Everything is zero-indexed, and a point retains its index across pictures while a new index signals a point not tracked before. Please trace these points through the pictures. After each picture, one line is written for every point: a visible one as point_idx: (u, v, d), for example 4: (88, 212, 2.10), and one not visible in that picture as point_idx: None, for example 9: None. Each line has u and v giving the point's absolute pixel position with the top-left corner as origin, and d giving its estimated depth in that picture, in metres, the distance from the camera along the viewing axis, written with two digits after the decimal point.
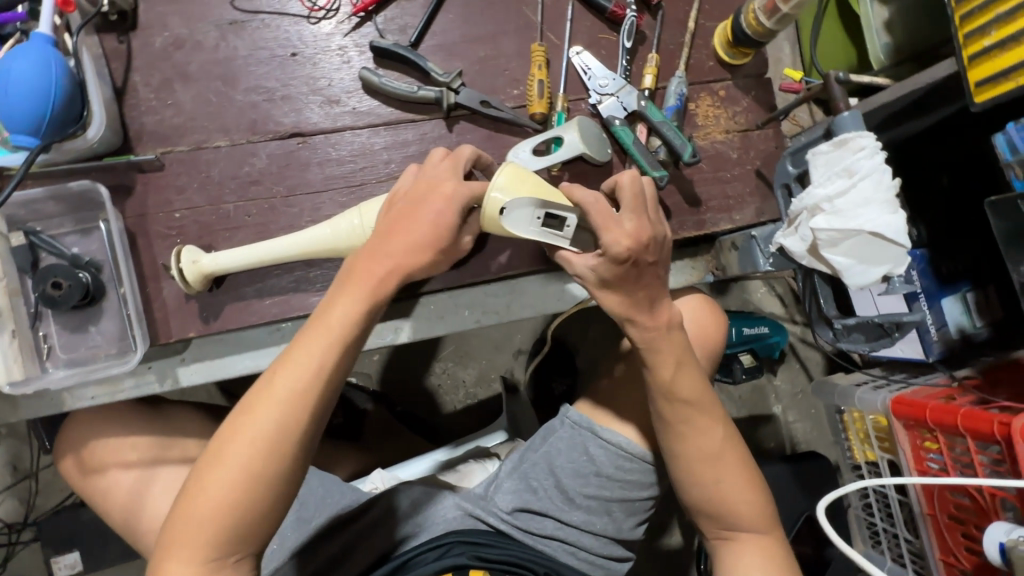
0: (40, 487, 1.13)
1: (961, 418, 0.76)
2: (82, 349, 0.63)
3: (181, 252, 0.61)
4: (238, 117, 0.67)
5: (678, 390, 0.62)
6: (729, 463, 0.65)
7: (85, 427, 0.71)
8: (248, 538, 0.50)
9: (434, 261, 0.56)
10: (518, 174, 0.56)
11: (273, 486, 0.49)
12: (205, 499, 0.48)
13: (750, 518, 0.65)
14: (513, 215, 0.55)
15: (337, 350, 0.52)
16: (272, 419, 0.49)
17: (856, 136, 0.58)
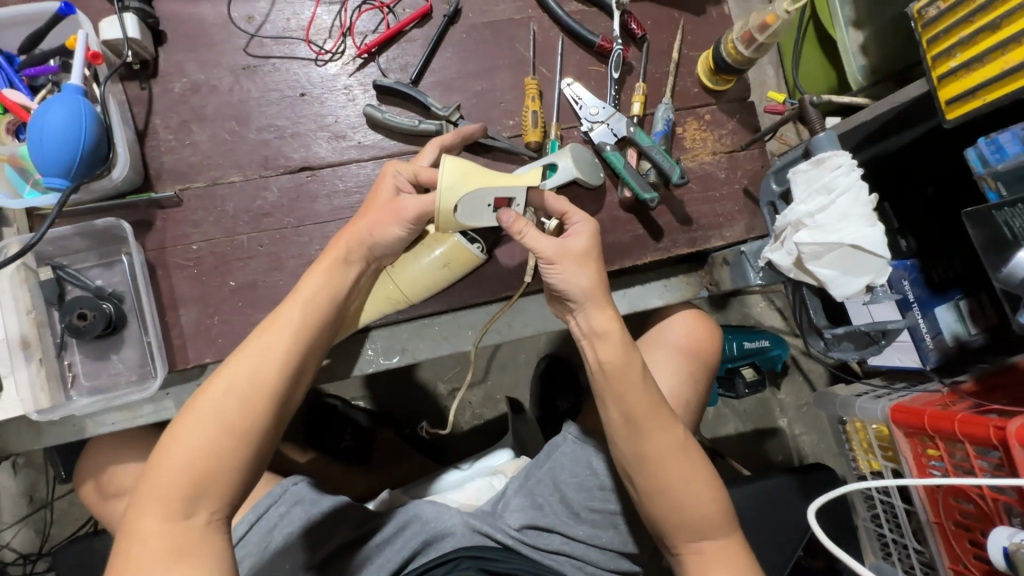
0: (55, 517, 1.14)
1: (958, 424, 0.78)
2: (104, 376, 0.66)
3: None
4: (251, 154, 0.72)
5: (631, 400, 0.65)
6: (693, 462, 0.67)
7: (106, 452, 0.74)
8: (219, 489, 0.51)
9: (378, 217, 0.63)
10: (462, 170, 0.59)
11: (243, 433, 0.53)
12: (178, 450, 0.51)
13: (712, 519, 0.67)
14: (465, 210, 0.61)
15: (309, 312, 0.59)
16: (245, 366, 0.55)
17: (833, 154, 0.61)
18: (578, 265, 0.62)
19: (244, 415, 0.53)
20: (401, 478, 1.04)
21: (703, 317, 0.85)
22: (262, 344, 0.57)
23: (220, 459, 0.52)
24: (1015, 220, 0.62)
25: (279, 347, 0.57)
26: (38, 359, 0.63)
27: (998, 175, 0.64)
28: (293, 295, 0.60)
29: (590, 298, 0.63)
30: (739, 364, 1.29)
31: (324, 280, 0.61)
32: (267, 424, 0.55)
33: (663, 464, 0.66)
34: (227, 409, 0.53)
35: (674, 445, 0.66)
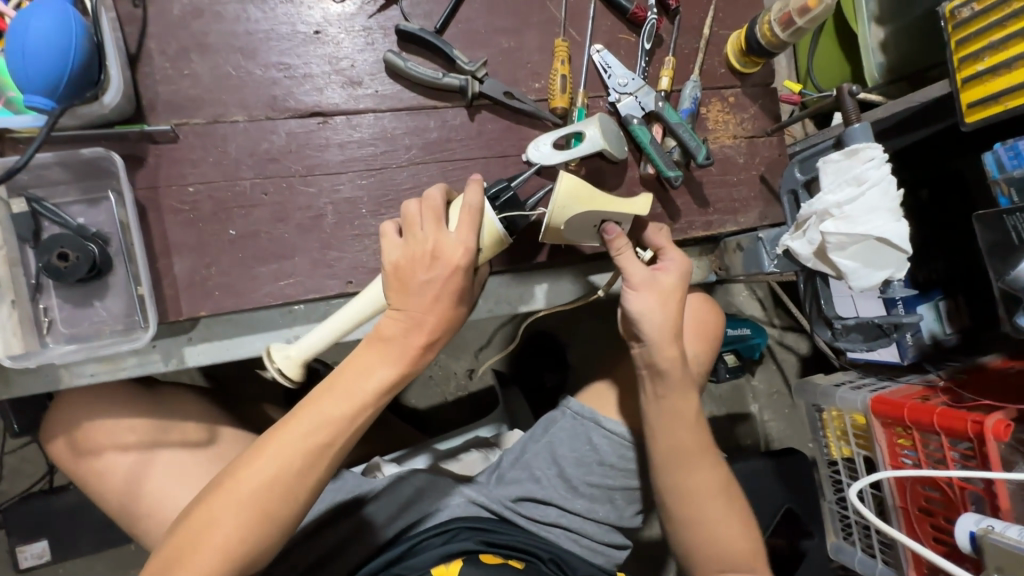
0: (5, 473, 1.07)
1: (937, 417, 0.82)
2: (85, 325, 0.60)
3: (272, 353, 0.61)
4: (258, 92, 0.65)
5: (680, 434, 0.69)
6: (728, 502, 0.71)
7: (78, 408, 0.68)
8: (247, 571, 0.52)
9: (426, 325, 0.56)
10: (580, 191, 0.61)
11: (276, 523, 0.52)
12: (216, 534, 0.50)
13: (742, 555, 0.71)
14: (574, 229, 0.64)
15: (363, 402, 0.55)
16: (292, 451, 0.52)
17: (866, 146, 0.61)
18: (660, 300, 0.64)
19: (284, 505, 0.52)
20: (387, 445, 1.02)
21: (707, 303, 0.85)
22: (312, 428, 0.53)
23: (253, 546, 0.51)
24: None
25: (328, 435, 0.53)
26: (11, 300, 0.57)
27: (1012, 181, 0.66)
28: (353, 373, 0.55)
29: (661, 336, 0.64)
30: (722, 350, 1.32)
31: (381, 367, 0.56)
32: (302, 512, 0.54)
33: (701, 496, 0.70)
34: (266, 497, 0.51)
35: (712, 483, 0.70)
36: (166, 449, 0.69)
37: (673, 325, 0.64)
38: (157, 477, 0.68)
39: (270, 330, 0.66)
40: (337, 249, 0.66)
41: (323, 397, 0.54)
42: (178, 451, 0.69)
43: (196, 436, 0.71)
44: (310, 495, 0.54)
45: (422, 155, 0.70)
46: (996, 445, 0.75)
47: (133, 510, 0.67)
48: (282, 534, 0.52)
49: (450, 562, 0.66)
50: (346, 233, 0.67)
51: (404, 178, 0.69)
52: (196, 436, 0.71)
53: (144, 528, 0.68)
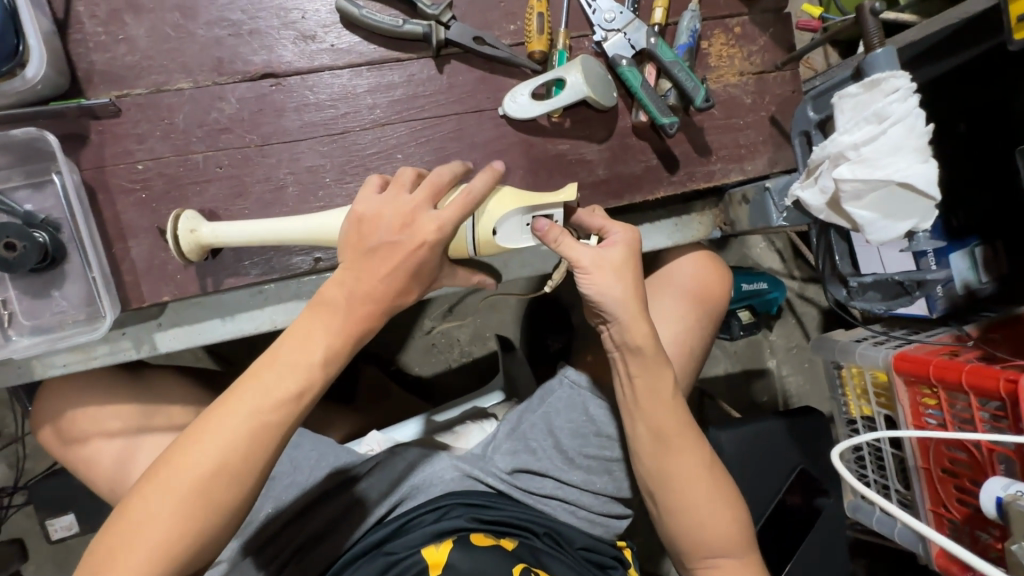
0: (27, 452, 1.10)
1: (965, 375, 0.76)
2: (47, 315, 0.58)
3: (180, 217, 0.56)
4: (202, 55, 0.60)
5: (658, 414, 0.65)
6: (718, 487, 0.68)
7: (62, 396, 0.68)
8: (195, 555, 0.50)
9: (392, 281, 0.52)
10: (499, 191, 0.56)
11: (224, 505, 0.50)
12: (148, 529, 0.48)
13: (730, 542, 0.67)
14: (509, 237, 0.57)
15: (306, 381, 0.52)
16: (231, 432, 0.50)
17: (889, 75, 0.52)
18: (616, 275, 0.59)
19: (230, 487, 0.50)
20: (387, 416, 1.02)
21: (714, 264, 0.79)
22: (251, 410, 0.50)
23: (197, 532, 0.49)
24: None
25: (267, 417, 0.51)
26: None
27: None
28: (299, 343, 0.52)
29: (625, 309, 0.60)
30: (736, 307, 1.25)
31: (321, 335, 0.52)
32: (252, 493, 0.52)
33: (692, 479, 0.67)
34: (212, 480, 0.49)
35: (697, 466, 0.67)
36: (153, 433, 0.69)
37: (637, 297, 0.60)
38: (145, 461, 0.68)
39: (243, 312, 0.64)
40: None
41: (249, 381, 0.51)
42: (164, 436, 0.69)
43: (182, 419, 0.71)
44: (260, 476, 0.52)
45: (388, 114, 0.64)
46: None
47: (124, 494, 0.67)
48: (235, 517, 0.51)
49: (441, 542, 0.65)
50: (310, 205, 0.62)
51: (369, 142, 0.63)
52: (182, 418, 0.71)
53: None
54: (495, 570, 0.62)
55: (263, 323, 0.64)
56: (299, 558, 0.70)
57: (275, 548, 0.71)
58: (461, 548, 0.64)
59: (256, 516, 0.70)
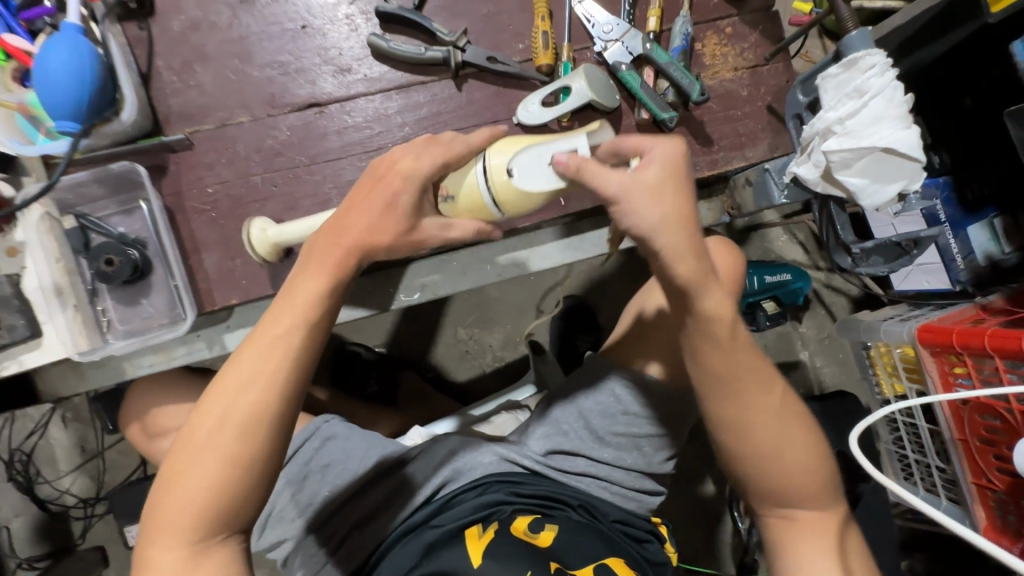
0: (107, 465, 1.22)
1: (987, 338, 0.77)
2: (137, 320, 0.68)
3: (253, 224, 0.67)
4: (257, 92, 0.70)
5: (721, 354, 0.58)
6: (791, 425, 0.62)
7: (146, 397, 0.78)
8: (233, 515, 0.52)
9: (377, 226, 0.58)
10: (515, 140, 0.60)
11: (248, 465, 0.51)
12: (187, 492, 0.50)
13: (808, 483, 0.63)
14: (522, 174, 0.58)
15: (303, 329, 0.55)
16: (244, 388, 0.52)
17: (864, 54, 0.57)
18: (652, 197, 0.52)
19: (249, 443, 0.51)
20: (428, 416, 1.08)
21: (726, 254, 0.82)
22: (257, 366, 0.53)
23: (226, 490, 0.51)
24: None
25: (273, 367, 0.53)
26: (73, 305, 0.64)
27: None
28: (292, 294, 0.56)
29: (666, 229, 0.52)
30: (760, 298, 1.27)
31: (309, 284, 0.56)
32: (271, 450, 0.53)
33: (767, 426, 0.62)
34: (230, 442, 0.51)
35: (765, 406, 0.61)
36: None
37: (682, 226, 0.52)
38: None
39: None
40: None
41: (257, 337, 0.54)
42: None
43: None
44: (275, 428, 0.52)
45: (416, 130, 0.72)
46: None
47: None
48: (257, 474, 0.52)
49: (484, 531, 0.72)
50: None
51: None
52: None
53: None
54: (527, 562, 0.67)
55: None
56: (355, 535, 0.77)
57: (332, 527, 0.77)
58: (499, 539, 0.71)
59: (315, 497, 0.77)
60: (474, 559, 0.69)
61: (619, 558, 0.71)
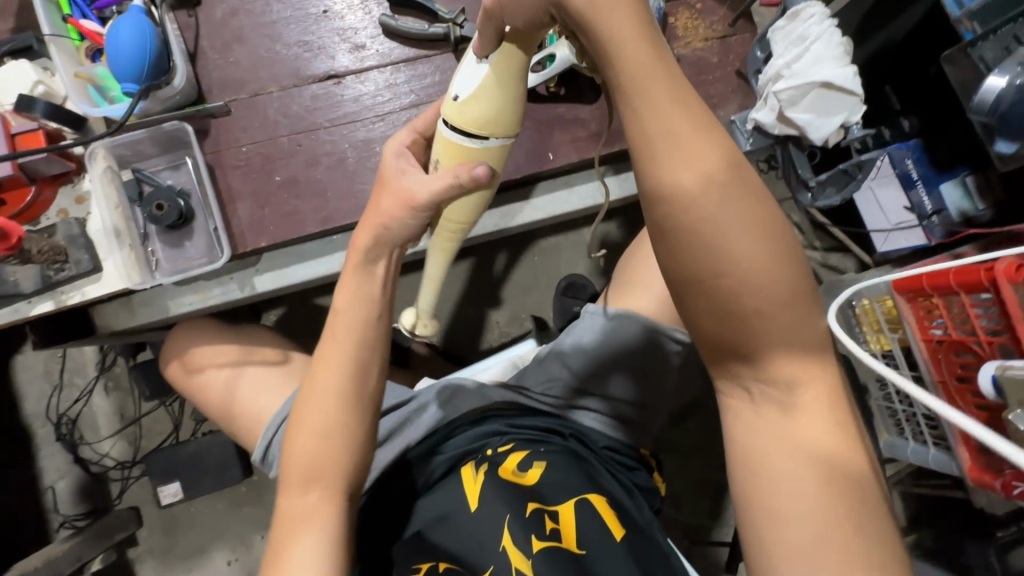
0: (143, 431, 1.32)
1: (953, 276, 0.83)
2: (181, 261, 0.78)
3: (402, 321, 0.82)
4: (286, 67, 0.81)
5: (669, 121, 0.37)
6: (755, 245, 0.38)
7: (186, 338, 0.88)
8: (331, 475, 0.59)
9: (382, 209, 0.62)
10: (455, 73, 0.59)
11: (340, 433, 0.59)
12: (295, 460, 0.59)
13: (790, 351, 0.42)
14: (461, 88, 0.55)
15: (355, 314, 0.61)
16: (321, 375, 0.60)
17: (805, 6, 0.67)
18: None
19: (335, 412, 0.59)
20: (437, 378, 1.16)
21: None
22: (328, 354, 0.61)
23: (326, 458, 0.59)
24: (987, 54, 0.66)
25: (338, 351, 0.61)
26: (129, 245, 0.75)
27: (973, 13, 0.68)
28: (341, 289, 0.62)
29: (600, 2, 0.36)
30: None
31: (350, 282, 0.62)
32: (353, 417, 0.60)
33: (750, 291, 0.39)
34: (324, 415, 0.59)
35: (729, 204, 0.37)
36: (252, 365, 0.86)
37: None
38: (245, 386, 0.85)
39: (320, 257, 0.83)
40: (362, 184, 0.81)
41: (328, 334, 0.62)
42: (260, 366, 0.86)
43: (273, 355, 0.88)
44: (354, 402, 0.60)
45: (421, 97, 0.83)
46: (1012, 287, 0.75)
47: (230, 414, 0.84)
48: (342, 440, 0.59)
49: (477, 471, 0.77)
50: (366, 169, 0.81)
51: (407, 119, 0.82)
52: (273, 355, 0.89)
53: (240, 429, 0.85)
54: (506, 500, 0.72)
55: (334, 266, 0.82)
56: None
57: None
58: (489, 481, 0.75)
59: None
60: (470, 501, 0.74)
61: (601, 497, 0.74)
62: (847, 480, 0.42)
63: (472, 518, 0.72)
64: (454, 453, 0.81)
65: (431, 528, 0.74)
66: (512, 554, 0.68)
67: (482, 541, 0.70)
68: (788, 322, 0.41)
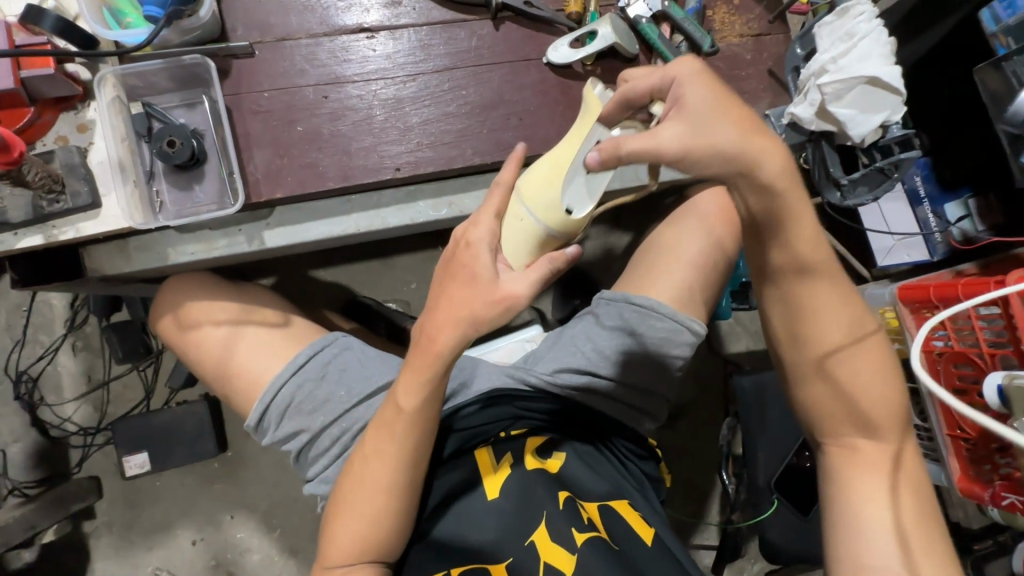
0: (111, 396, 1.23)
1: (961, 288, 0.85)
2: (188, 206, 0.73)
3: None
4: (316, 14, 0.78)
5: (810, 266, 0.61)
6: (871, 360, 0.64)
7: (181, 291, 0.82)
8: (376, 547, 0.66)
9: (482, 300, 0.57)
10: (544, 174, 0.60)
11: (391, 512, 0.65)
12: (348, 531, 0.65)
13: (885, 421, 0.64)
14: (576, 204, 0.61)
15: (420, 409, 0.63)
16: (385, 463, 0.65)
17: (855, 4, 0.69)
18: (719, 110, 0.51)
19: (391, 497, 0.65)
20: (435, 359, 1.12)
21: (725, 237, 0.88)
22: (391, 443, 0.64)
23: (376, 534, 0.65)
24: (1021, 69, 0.72)
25: (398, 444, 0.64)
26: (133, 181, 0.70)
27: (1008, 29, 0.75)
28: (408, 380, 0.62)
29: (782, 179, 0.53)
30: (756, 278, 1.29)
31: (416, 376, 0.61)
32: (404, 500, 0.66)
33: (863, 381, 0.64)
34: (380, 501, 0.65)
35: (846, 326, 0.64)
36: (252, 325, 0.82)
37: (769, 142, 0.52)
38: (244, 347, 0.80)
39: (335, 217, 0.79)
40: (388, 145, 0.77)
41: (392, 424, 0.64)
42: (260, 328, 0.82)
43: (274, 317, 0.83)
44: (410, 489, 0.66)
45: (454, 62, 0.80)
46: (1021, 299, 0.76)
47: (227, 376, 0.79)
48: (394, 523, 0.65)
49: (499, 467, 0.73)
50: (392, 130, 0.78)
51: (439, 82, 0.79)
52: (273, 317, 0.84)
53: (235, 392, 0.80)
54: (545, 494, 0.71)
55: (349, 227, 0.78)
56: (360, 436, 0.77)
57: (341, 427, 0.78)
58: (515, 474, 0.73)
59: (333, 398, 0.78)
60: (489, 491, 0.72)
61: (624, 501, 0.74)
62: (920, 526, 0.62)
63: (494, 509, 0.71)
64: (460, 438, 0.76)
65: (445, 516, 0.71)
66: (551, 552, 0.67)
67: (510, 533, 0.69)
68: (882, 408, 0.64)
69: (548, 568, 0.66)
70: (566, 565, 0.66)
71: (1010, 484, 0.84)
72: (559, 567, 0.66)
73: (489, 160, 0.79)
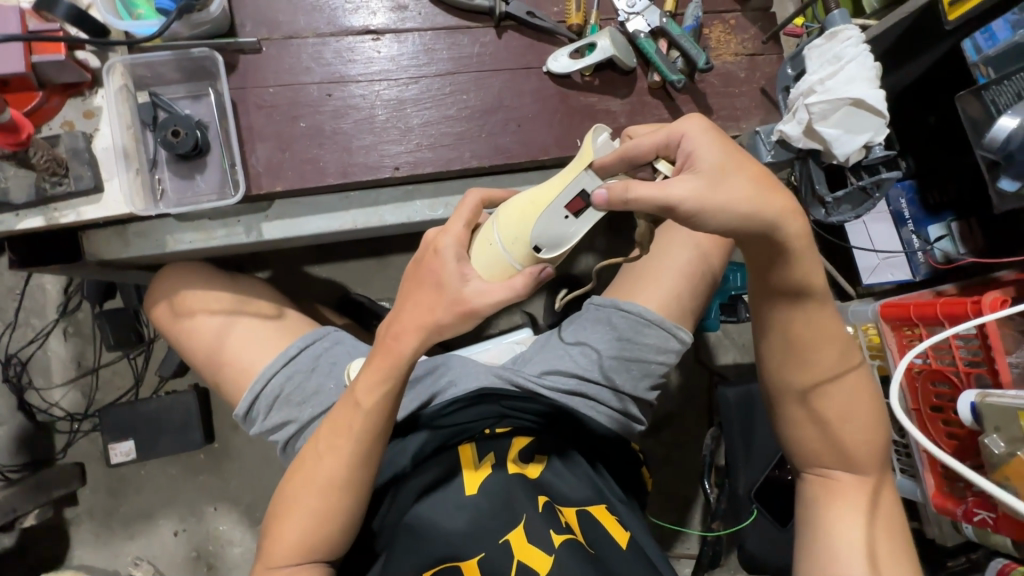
0: (99, 383, 1.23)
1: (940, 307, 0.88)
2: (188, 195, 0.75)
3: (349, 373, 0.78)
4: (324, 14, 0.80)
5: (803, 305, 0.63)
6: (860, 398, 0.67)
7: (178, 279, 0.83)
8: (321, 545, 0.65)
9: (443, 305, 0.61)
10: (519, 208, 0.63)
11: (336, 511, 0.65)
12: (294, 529, 0.64)
13: (865, 458, 0.66)
14: (545, 244, 0.61)
15: (376, 409, 0.64)
16: (334, 462, 0.65)
17: (843, 29, 0.73)
18: (737, 171, 0.53)
19: (337, 496, 0.65)
20: None
21: (718, 248, 0.89)
22: (342, 441, 0.65)
23: (322, 530, 0.65)
24: (999, 98, 0.76)
25: (347, 444, 0.64)
26: (136, 168, 0.71)
27: (988, 60, 0.78)
28: (369, 377, 0.64)
29: (784, 218, 0.54)
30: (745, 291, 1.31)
31: (375, 374, 0.64)
32: (352, 500, 0.65)
33: (853, 423, 0.66)
34: (324, 500, 0.64)
35: (835, 360, 0.65)
36: (246, 315, 0.83)
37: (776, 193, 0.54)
38: (237, 336, 0.81)
39: (333, 212, 0.80)
40: (388, 145, 0.79)
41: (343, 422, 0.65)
42: (253, 318, 0.83)
43: (268, 308, 0.85)
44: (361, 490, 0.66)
45: (456, 67, 0.82)
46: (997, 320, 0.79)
47: (218, 364, 0.80)
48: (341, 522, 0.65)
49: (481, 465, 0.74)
50: (392, 129, 0.79)
51: (440, 86, 0.81)
52: (267, 308, 0.85)
53: (226, 381, 0.81)
54: (524, 495, 0.72)
55: (346, 223, 0.80)
56: None
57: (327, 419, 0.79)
58: (497, 474, 0.74)
59: (323, 390, 0.79)
60: (469, 488, 0.73)
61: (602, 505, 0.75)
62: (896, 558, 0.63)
63: (471, 506, 0.71)
64: (444, 434, 0.76)
65: (421, 511, 0.71)
66: (525, 551, 0.68)
67: (485, 530, 0.69)
68: (862, 441, 0.66)
69: (523, 568, 0.67)
70: (543, 565, 0.67)
71: (981, 501, 0.86)
72: (535, 567, 0.67)
73: (486, 163, 0.81)
